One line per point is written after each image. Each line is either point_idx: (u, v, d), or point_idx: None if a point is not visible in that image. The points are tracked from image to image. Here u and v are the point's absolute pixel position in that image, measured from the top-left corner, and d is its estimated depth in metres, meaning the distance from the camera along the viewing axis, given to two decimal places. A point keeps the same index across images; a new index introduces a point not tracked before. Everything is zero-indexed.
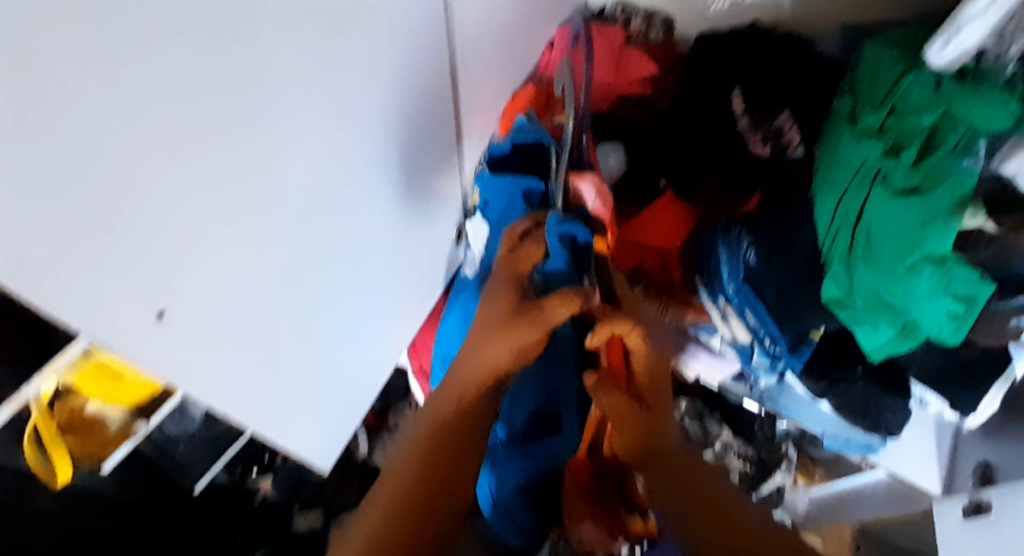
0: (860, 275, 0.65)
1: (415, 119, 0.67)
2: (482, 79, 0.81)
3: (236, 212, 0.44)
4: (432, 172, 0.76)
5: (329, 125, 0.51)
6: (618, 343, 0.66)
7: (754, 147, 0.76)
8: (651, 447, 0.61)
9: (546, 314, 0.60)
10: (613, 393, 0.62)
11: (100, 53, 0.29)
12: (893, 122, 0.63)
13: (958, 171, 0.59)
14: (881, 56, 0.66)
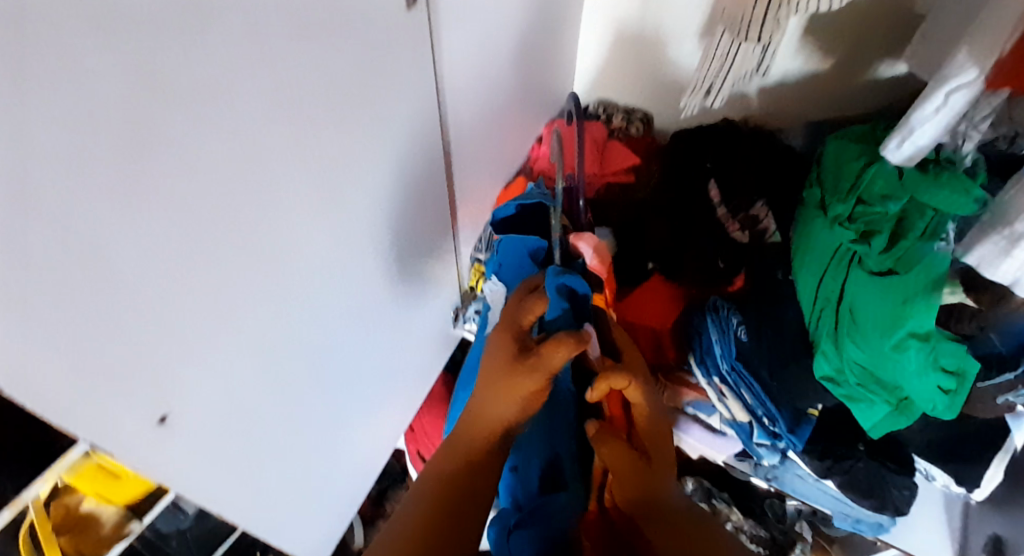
0: (850, 354, 0.67)
1: (414, 213, 0.70)
2: (478, 172, 0.86)
3: (244, 316, 0.45)
4: (427, 260, 0.78)
5: (336, 227, 0.54)
6: (617, 395, 0.71)
7: (733, 232, 0.78)
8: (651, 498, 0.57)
9: (549, 359, 0.58)
10: (612, 442, 0.60)
11: (129, 186, 0.31)
12: (862, 212, 0.65)
13: (930, 254, 0.62)
14: (844, 150, 0.69)
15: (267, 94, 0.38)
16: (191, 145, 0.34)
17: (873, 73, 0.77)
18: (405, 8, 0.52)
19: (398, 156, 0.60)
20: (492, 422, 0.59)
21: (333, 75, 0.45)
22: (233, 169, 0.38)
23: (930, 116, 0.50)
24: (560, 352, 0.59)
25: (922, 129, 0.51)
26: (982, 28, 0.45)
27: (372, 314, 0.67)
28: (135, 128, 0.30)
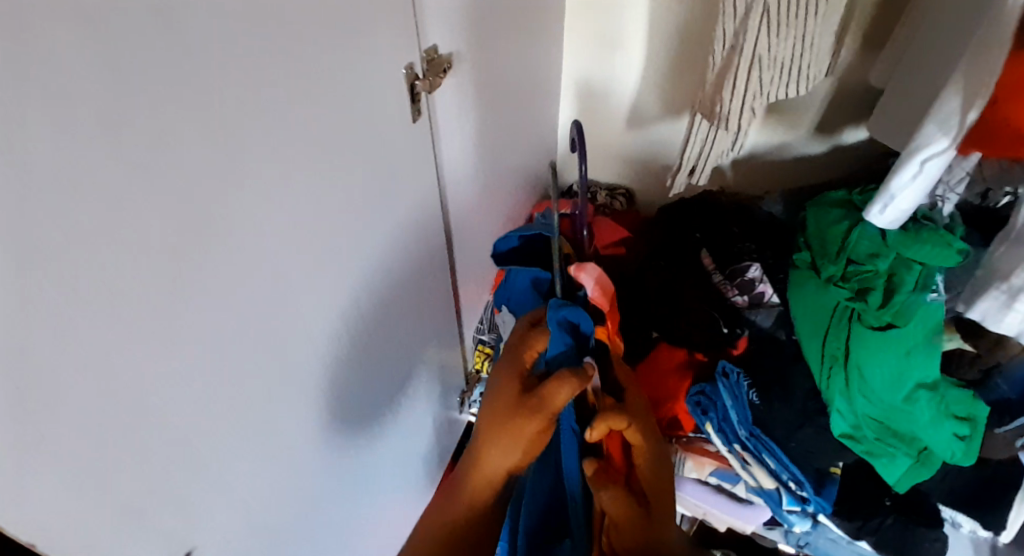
0: (862, 408, 0.69)
1: (418, 305, 0.70)
2: (477, 257, 0.88)
3: (260, 435, 0.45)
4: (431, 349, 0.78)
5: (347, 330, 0.54)
6: (617, 438, 0.56)
7: (732, 297, 0.78)
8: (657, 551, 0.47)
9: (553, 400, 0.53)
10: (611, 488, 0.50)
11: (149, 323, 0.32)
12: (853, 271, 0.68)
13: (927, 305, 0.65)
14: (826, 216, 0.73)
15: (296, 205, 0.42)
16: (210, 271, 0.35)
17: (839, 138, 0.83)
18: (411, 120, 0.57)
19: (405, 252, 0.63)
20: (495, 475, 0.55)
21: (351, 182, 0.48)
22: (265, 274, 0.40)
23: (906, 183, 0.53)
24: (564, 390, 0.53)
25: (901, 196, 0.54)
26: (943, 106, 0.49)
27: (380, 408, 0.66)
28: (191, 235, 0.33)
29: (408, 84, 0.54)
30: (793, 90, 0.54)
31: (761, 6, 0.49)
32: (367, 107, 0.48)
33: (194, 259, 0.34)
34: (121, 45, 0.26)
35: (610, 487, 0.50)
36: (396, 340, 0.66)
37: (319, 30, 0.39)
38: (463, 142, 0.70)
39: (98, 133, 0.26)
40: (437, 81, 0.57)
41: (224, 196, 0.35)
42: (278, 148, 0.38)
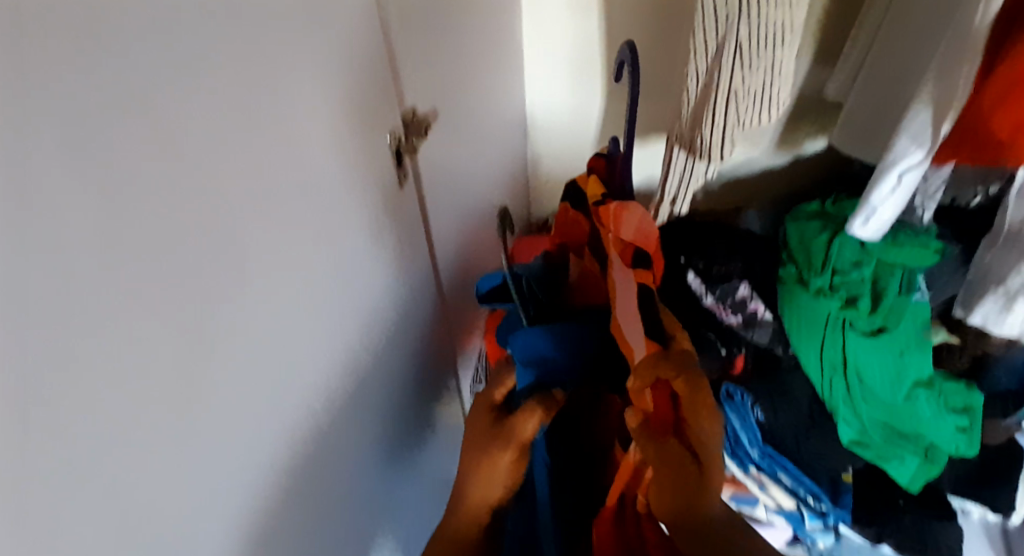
0: (866, 413, 0.71)
1: (412, 362, 0.67)
2: (465, 306, 0.86)
3: (268, 532, 0.40)
4: (427, 405, 0.75)
5: (349, 401, 0.51)
6: (665, 389, 0.47)
7: (726, 319, 0.75)
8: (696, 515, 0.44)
9: (520, 429, 0.51)
10: (661, 447, 0.44)
11: (169, 431, 0.28)
12: (841, 280, 0.70)
13: (913, 305, 0.69)
14: (805, 227, 0.75)
15: (302, 284, 0.40)
16: (222, 363, 0.32)
17: (799, 148, 0.86)
18: (396, 185, 0.56)
19: (396, 314, 0.60)
20: (479, 508, 0.52)
21: (350, 251, 0.47)
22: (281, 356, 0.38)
23: (886, 195, 0.55)
24: (531, 420, 0.51)
25: (883, 207, 0.56)
26: (911, 121, 0.51)
27: (384, 472, 0.62)
28: (205, 330, 0.30)
29: (393, 149, 0.53)
30: (766, 116, 0.56)
31: (733, 44, 0.50)
32: (362, 173, 0.47)
33: (221, 346, 0.31)
34: (138, 133, 0.23)
35: (657, 444, 0.45)
36: (394, 405, 0.63)
37: (317, 105, 0.39)
38: (445, 194, 0.70)
39: (116, 232, 0.23)
40: (414, 141, 0.56)
41: (247, 270, 0.33)
42: (289, 223, 0.37)
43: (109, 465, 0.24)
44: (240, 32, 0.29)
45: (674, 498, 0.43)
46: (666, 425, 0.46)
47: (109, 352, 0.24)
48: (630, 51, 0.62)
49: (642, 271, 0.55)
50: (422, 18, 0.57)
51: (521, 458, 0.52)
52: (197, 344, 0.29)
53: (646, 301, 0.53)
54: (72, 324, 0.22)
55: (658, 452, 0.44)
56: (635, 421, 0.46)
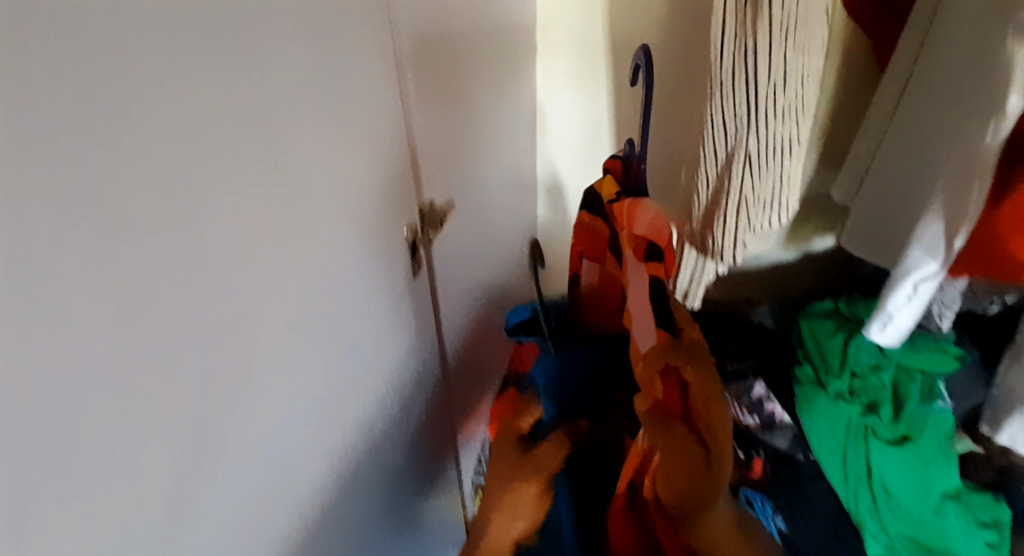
0: (894, 527, 0.66)
1: (414, 448, 0.66)
2: (470, 393, 0.85)
3: None
4: (426, 495, 0.73)
5: (344, 493, 0.49)
6: (673, 379, 0.50)
7: (742, 417, 0.73)
8: (703, 501, 0.45)
9: (543, 460, 0.56)
10: (668, 427, 0.47)
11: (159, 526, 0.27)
12: (860, 385, 0.68)
13: (937, 413, 0.67)
14: (820, 326, 0.74)
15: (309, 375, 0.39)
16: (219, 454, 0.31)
17: (807, 245, 0.87)
18: (408, 278, 0.56)
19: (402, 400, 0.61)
20: (507, 533, 0.53)
21: (353, 339, 0.47)
22: (275, 442, 0.37)
23: (903, 303, 0.55)
24: (555, 452, 0.57)
25: (899, 314, 0.56)
26: (925, 231, 0.52)
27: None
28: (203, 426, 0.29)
29: (408, 243, 0.55)
30: (776, 221, 0.57)
31: (743, 154, 0.52)
32: (371, 265, 0.48)
33: (215, 429, 0.31)
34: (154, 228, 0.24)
35: (665, 426, 0.47)
36: (393, 493, 0.61)
37: (328, 204, 0.40)
38: (457, 282, 0.71)
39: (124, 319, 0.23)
40: (433, 232, 0.58)
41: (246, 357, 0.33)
42: (292, 313, 0.37)
43: (92, 541, 0.24)
44: (251, 134, 0.31)
45: (683, 477, 0.45)
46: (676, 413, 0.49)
47: (92, 445, 0.23)
48: (644, 54, 0.61)
49: (654, 264, 0.57)
50: (443, 117, 0.61)
51: (547, 490, 0.54)
52: (187, 432, 0.28)
53: (657, 297, 0.55)
54: (71, 398, 0.22)
55: (666, 435, 0.47)
56: (644, 408, 0.50)
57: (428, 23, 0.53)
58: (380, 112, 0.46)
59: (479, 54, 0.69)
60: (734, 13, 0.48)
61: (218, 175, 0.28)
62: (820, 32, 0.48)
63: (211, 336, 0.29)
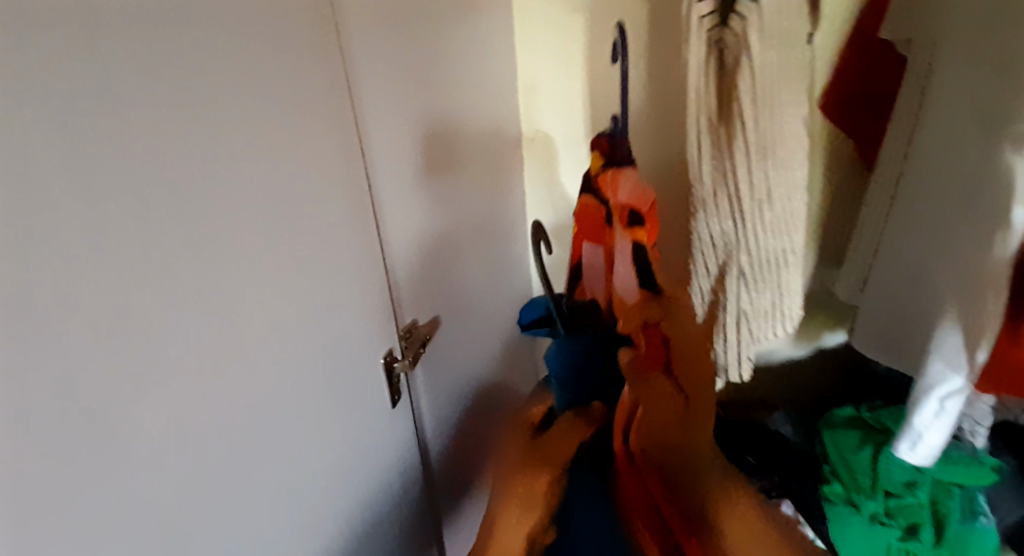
0: None
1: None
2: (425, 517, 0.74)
3: None
4: None
5: None
6: (655, 329, 0.53)
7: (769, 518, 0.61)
8: (683, 449, 0.50)
9: (555, 445, 0.54)
10: (650, 374, 0.51)
11: None
12: (896, 505, 0.62)
13: (982, 533, 0.60)
14: (843, 439, 0.67)
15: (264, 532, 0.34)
16: None
17: (819, 339, 0.82)
18: (389, 406, 0.62)
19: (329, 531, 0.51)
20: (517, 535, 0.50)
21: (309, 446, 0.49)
22: None
23: (930, 421, 0.54)
24: (570, 435, 0.55)
25: (928, 434, 0.54)
26: (944, 344, 0.52)
27: None
28: None
29: (385, 371, 0.60)
30: (780, 332, 0.53)
31: (735, 270, 0.50)
32: (330, 373, 0.51)
33: None
34: None
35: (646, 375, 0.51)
36: None
37: (271, 330, 0.43)
38: (434, 393, 0.73)
39: None
40: (420, 349, 0.64)
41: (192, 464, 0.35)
42: (234, 429, 0.39)
43: None
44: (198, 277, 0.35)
45: (661, 416, 0.50)
46: (659, 361, 0.52)
47: None
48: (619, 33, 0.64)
49: (637, 229, 0.56)
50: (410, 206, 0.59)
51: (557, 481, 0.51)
52: None
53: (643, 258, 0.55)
54: None
55: (652, 390, 0.51)
56: (631, 368, 0.52)
57: (391, 149, 0.59)
58: (337, 238, 0.51)
59: (465, 162, 0.75)
60: (707, 137, 0.47)
61: (155, 314, 0.32)
62: (800, 148, 0.47)
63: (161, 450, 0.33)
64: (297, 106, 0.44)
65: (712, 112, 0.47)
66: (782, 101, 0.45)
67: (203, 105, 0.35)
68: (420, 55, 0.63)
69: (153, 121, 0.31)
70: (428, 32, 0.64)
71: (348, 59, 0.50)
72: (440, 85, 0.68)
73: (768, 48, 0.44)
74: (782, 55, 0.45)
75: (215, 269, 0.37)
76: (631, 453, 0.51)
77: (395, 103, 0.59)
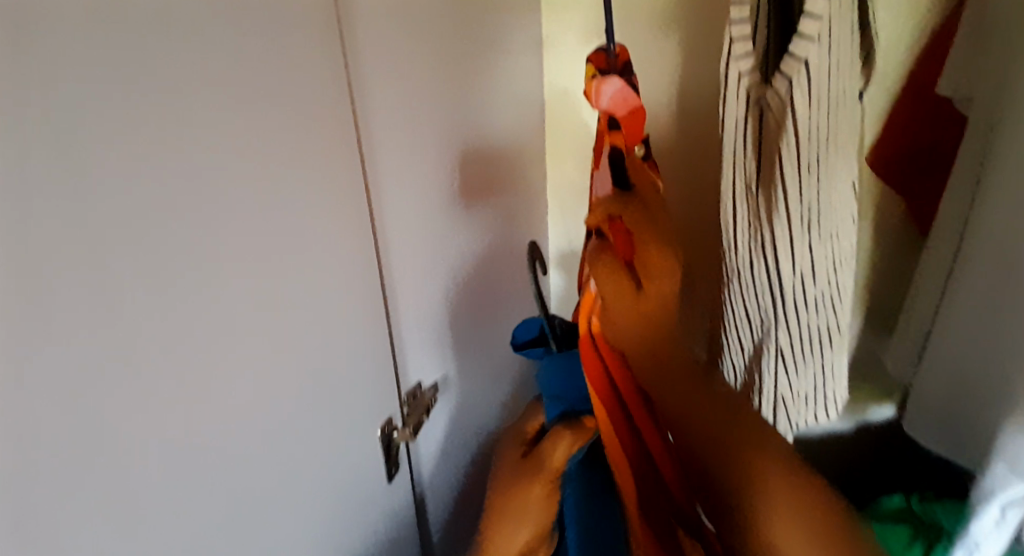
0: None
1: None
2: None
3: None
4: None
5: None
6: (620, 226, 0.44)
7: None
8: (660, 344, 0.42)
9: (548, 459, 0.49)
10: (604, 268, 0.43)
11: None
12: None
13: None
14: (891, 533, 0.60)
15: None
16: None
17: (864, 413, 0.75)
18: (385, 481, 0.58)
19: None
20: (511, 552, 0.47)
21: (320, 491, 0.46)
22: None
23: (991, 530, 0.48)
24: (559, 450, 0.49)
25: (988, 544, 0.48)
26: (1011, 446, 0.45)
27: None
28: None
29: (384, 441, 0.56)
30: (823, 416, 0.49)
31: (773, 346, 0.47)
32: (346, 413, 0.49)
33: None
34: None
35: (607, 273, 0.43)
36: None
37: (294, 368, 0.41)
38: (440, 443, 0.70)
39: None
40: (422, 417, 0.61)
41: (203, 507, 0.33)
42: (252, 464, 0.37)
43: None
44: (223, 308, 0.33)
45: (631, 320, 0.42)
46: (624, 253, 0.43)
47: None
48: None
49: (614, 135, 0.52)
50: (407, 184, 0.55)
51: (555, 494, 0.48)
52: None
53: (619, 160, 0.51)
54: None
55: (603, 278, 0.43)
56: (596, 252, 0.44)
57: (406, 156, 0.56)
58: (358, 275, 0.49)
59: (482, 202, 0.74)
60: (746, 201, 0.46)
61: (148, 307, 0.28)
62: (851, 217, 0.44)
63: (174, 492, 0.30)
64: (327, 140, 0.43)
65: (751, 175, 0.45)
66: (830, 167, 0.41)
67: (238, 132, 0.33)
68: (448, 95, 0.62)
69: (186, 141, 0.29)
70: (459, 71, 0.64)
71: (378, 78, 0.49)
72: (465, 122, 0.67)
73: (816, 110, 0.40)
74: (831, 117, 0.41)
75: (237, 295, 0.34)
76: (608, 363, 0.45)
77: (422, 141, 0.58)
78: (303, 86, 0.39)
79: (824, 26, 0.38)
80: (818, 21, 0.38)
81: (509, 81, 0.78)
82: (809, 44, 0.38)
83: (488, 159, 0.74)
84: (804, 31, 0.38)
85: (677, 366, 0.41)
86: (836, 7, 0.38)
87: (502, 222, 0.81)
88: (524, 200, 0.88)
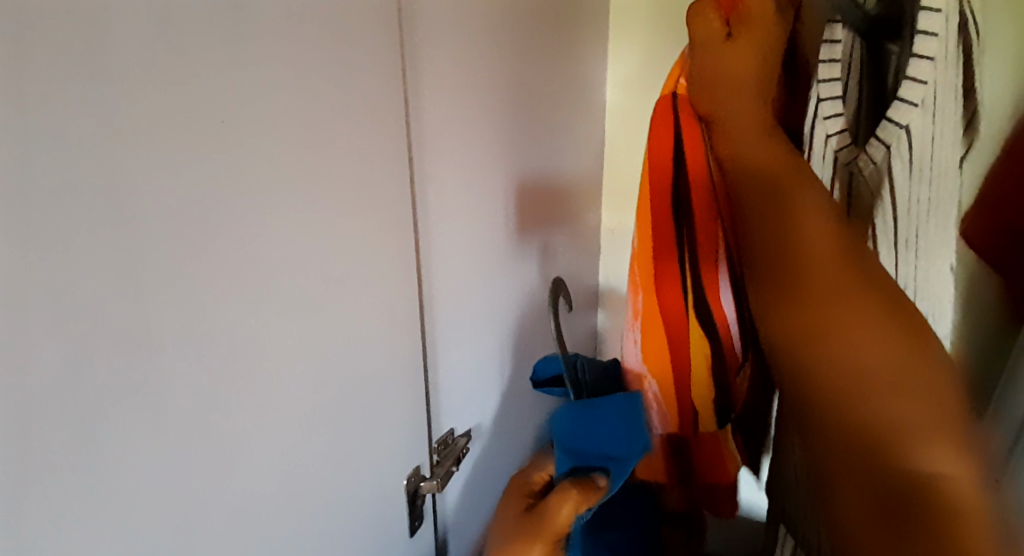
0: None
1: None
2: None
3: None
4: None
5: None
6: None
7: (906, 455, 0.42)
8: (731, 110, 0.48)
9: (554, 519, 0.55)
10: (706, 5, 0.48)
11: None
12: None
13: None
14: None
15: None
16: None
17: None
18: (406, 535, 0.57)
19: None
20: None
21: (324, 513, 0.46)
22: None
23: None
24: (566, 508, 0.55)
25: None
26: None
27: None
28: None
29: (408, 492, 0.56)
30: None
31: None
32: (359, 430, 0.49)
33: None
34: None
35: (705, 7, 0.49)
36: None
37: (295, 383, 0.42)
38: (467, 484, 0.67)
39: None
40: (452, 466, 0.60)
41: (197, 504, 0.35)
42: (242, 468, 0.38)
43: None
44: (224, 315, 0.36)
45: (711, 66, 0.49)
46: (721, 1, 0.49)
47: None
48: None
49: None
50: (441, 195, 0.56)
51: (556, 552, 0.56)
52: None
53: None
54: None
55: (698, 25, 0.49)
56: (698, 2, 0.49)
57: (447, 176, 0.57)
58: (379, 297, 0.50)
59: (529, 236, 0.74)
60: None
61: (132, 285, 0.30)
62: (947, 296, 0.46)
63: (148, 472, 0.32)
64: (350, 161, 0.45)
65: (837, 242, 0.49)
66: (928, 247, 0.44)
67: (247, 151, 0.36)
68: (490, 127, 0.63)
69: (190, 155, 0.33)
70: (504, 103, 0.64)
71: (420, 99, 0.52)
72: (510, 155, 0.67)
73: (915, 182, 0.44)
74: (934, 190, 0.44)
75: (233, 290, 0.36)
76: (680, 124, 0.57)
77: (460, 171, 0.59)
78: (325, 105, 0.42)
79: (928, 92, 0.42)
80: (924, 86, 0.42)
81: (560, 118, 0.79)
82: (911, 110, 0.42)
83: (538, 197, 0.75)
84: (907, 96, 0.43)
85: (763, 135, 0.47)
86: (943, 73, 0.42)
87: (546, 261, 0.80)
88: (573, 240, 0.87)
